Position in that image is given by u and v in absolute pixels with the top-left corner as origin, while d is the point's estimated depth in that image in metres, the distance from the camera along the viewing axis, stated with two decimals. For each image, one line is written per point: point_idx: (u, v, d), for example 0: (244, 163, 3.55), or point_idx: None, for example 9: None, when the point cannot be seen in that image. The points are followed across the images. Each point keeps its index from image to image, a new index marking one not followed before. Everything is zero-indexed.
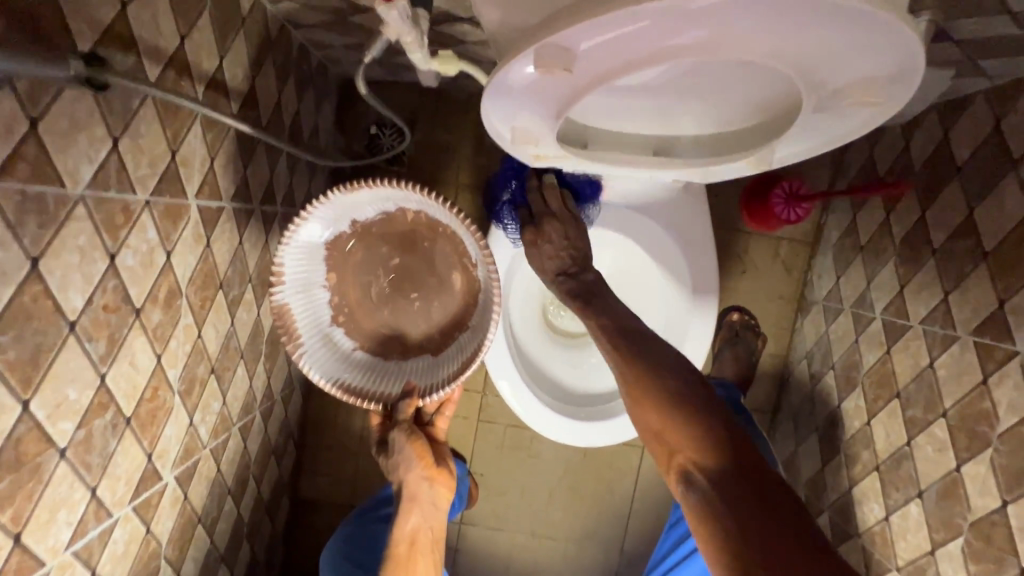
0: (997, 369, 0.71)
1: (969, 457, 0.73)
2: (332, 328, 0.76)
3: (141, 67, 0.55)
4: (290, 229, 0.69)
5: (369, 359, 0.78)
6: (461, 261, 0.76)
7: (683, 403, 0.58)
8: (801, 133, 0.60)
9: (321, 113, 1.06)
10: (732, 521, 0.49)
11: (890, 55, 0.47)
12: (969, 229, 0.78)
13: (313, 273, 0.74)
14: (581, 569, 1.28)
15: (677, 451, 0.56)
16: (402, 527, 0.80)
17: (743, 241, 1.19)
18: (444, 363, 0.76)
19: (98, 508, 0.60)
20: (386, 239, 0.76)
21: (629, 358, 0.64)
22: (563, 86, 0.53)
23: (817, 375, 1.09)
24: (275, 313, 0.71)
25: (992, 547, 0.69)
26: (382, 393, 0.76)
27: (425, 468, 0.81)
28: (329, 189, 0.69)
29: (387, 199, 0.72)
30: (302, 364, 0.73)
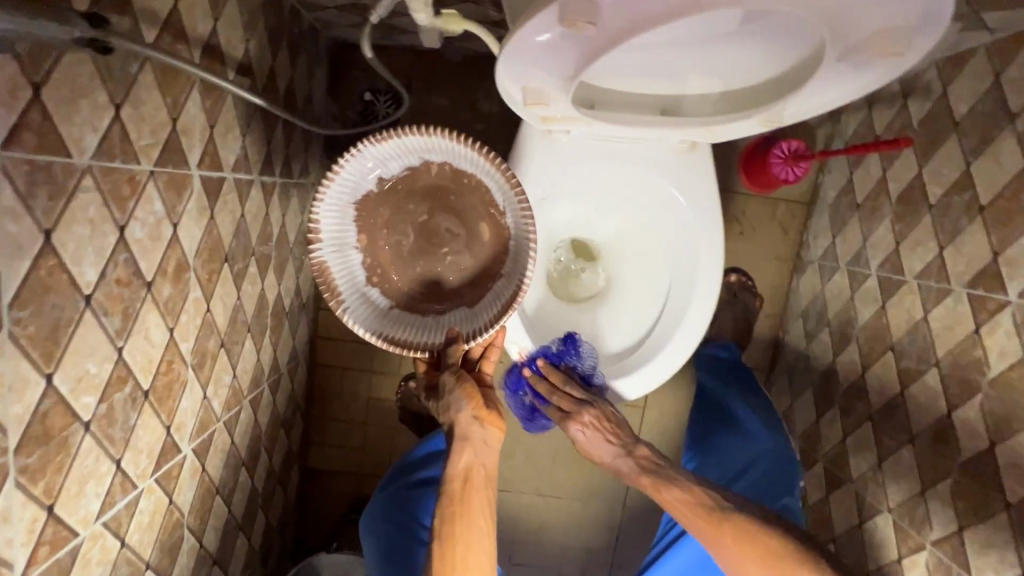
0: (990, 319, 0.74)
1: (960, 403, 0.77)
2: (368, 288, 0.75)
3: (138, 30, 0.53)
4: (323, 186, 0.69)
5: (406, 315, 0.77)
6: (489, 212, 0.74)
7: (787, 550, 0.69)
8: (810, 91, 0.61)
9: (313, 79, 1.03)
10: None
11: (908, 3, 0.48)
12: (966, 184, 0.80)
13: (346, 231, 0.73)
14: (586, 524, 1.33)
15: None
16: (456, 464, 0.77)
17: (741, 203, 1.20)
18: (484, 311, 0.76)
19: (123, 480, 0.61)
20: (413, 197, 0.74)
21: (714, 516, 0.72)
22: (584, 40, 0.52)
23: (812, 332, 1.12)
24: (315, 268, 0.70)
25: (980, 485, 0.73)
26: (426, 342, 0.76)
27: (477, 408, 0.77)
28: (358, 142, 0.68)
29: (412, 152, 0.71)
30: (346, 319, 0.72)
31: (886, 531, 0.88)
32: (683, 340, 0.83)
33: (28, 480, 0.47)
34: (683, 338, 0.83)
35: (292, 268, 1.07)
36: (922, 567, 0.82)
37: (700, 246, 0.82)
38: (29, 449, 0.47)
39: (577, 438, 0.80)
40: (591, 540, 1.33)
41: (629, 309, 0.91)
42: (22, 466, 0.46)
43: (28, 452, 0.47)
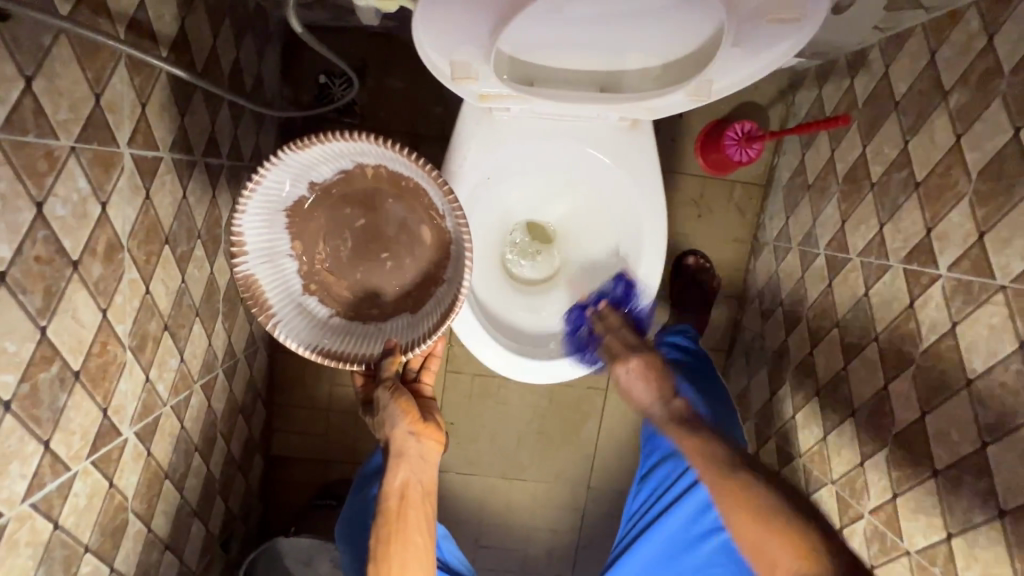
0: (922, 292, 0.76)
1: (895, 375, 0.79)
2: (305, 297, 0.76)
3: (49, 0, 0.51)
4: (243, 197, 0.66)
5: (344, 323, 0.77)
6: (429, 216, 0.76)
7: (778, 516, 0.59)
8: (731, 59, 0.60)
9: (263, 60, 1.01)
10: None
11: None
12: (904, 162, 0.81)
13: (276, 239, 0.73)
14: (550, 506, 1.34)
15: (779, 563, 0.58)
16: (391, 482, 0.77)
17: (699, 186, 1.21)
18: (424, 319, 0.76)
19: (53, 462, 0.60)
20: (348, 201, 0.76)
21: (721, 472, 0.67)
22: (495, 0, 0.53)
23: (767, 312, 1.14)
24: (242, 283, 0.69)
25: (911, 453, 0.75)
26: (364, 354, 0.75)
27: (413, 423, 0.76)
28: (279, 150, 0.67)
29: (342, 156, 0.71)
30: (277, 333, 0.71)
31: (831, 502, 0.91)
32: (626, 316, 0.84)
33: None
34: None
35: None
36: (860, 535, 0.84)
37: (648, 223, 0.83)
38: None
39: (620, 378, 0.82)
40: (557, 522, 1.35)
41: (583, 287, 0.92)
42: None
43: None
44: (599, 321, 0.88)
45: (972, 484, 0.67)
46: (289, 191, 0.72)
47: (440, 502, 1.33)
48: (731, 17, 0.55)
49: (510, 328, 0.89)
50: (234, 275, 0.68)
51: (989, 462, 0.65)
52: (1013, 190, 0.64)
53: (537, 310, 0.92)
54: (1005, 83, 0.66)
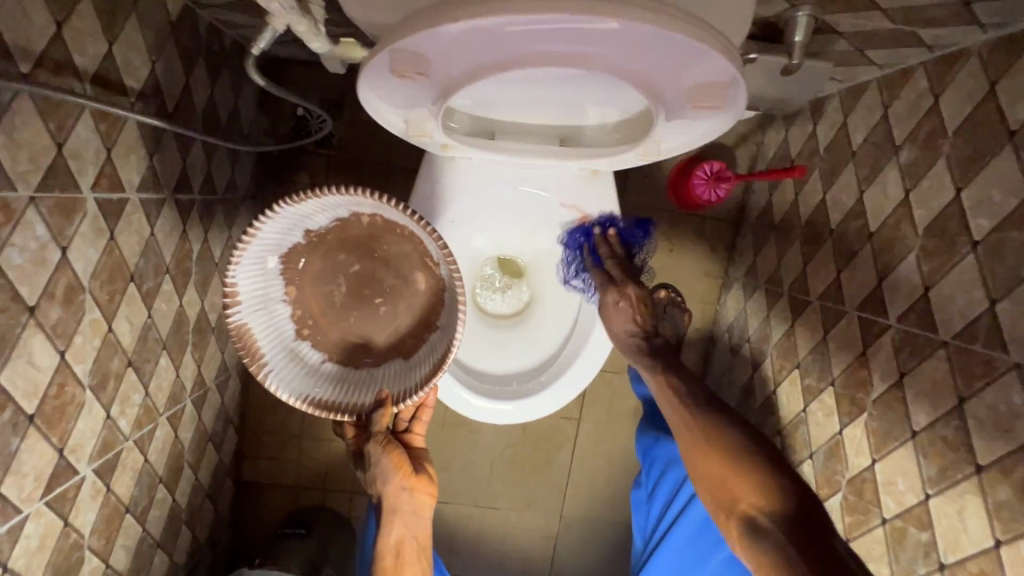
0: (874, 341, 0.77)
1: (849, 421, 0.80)
2: (298, 343, 0.78)
3: (11, 59, 0.53)
4: (239, 248, 0.69)
5: (338, 371, 0.79)
6: (424, 262, 0.78)
7: (753, 463, 0.59)
8: (671, 131, 0.62)
9: (240, 94, 1.03)
10: (779, 566, 0.51)
11: (708, 66, 0.50)
12: (858, 211, 0.83)
13: (269, 287, 0.75)
14: (522, 537, 1.34)
15: (739, 498, 0.58)
16: (386, 538, 0.78)
17: (672, 221, 1.23)
18: (417, 368, 0.77)
19: (4, 505, 0.61)
20: (345, 247, 0.78)
21: (688, 402, 0.65)
22: (434, 83, 0.55)
23: (736, 347, 1.16)
24: (233, 332, 0.71)
25: (862, 499, 0.77)
26: (357, 404, 0.76)
27: (405, 477, 0.77)
28: (277, 204, 0.69)
29: (339, 206, 0.73)
30: (268, 383, 0.73)
31: None
32: (592, 351, 0.86)
33: None
34: (591, 353, 0.86)
35: (219, 282, 1.06)
36: None
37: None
38: None
39: (608, 306, 0.75)
40: (529, 550, 1.35)
41: (548, 324, 0.94)
42: None
43: None
44: (607, 249, 0.79)
45: (916, 535, 0.68)
46: (284, 241, 0.74)
47: None
48: (661, 102, 0.56)
49: (476, 369, 0.91)
50: (227, 324, 0.71)
51: (932, 514, 0.66)
52: (955, 248, 0.66)
53: (502, 348, 0.94)
54: (947, 144, 0.69)
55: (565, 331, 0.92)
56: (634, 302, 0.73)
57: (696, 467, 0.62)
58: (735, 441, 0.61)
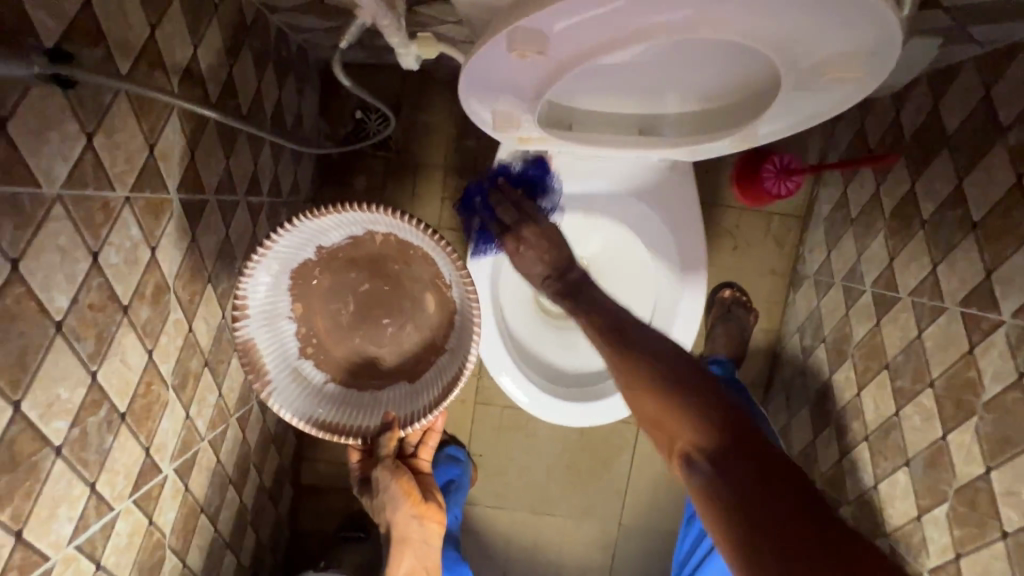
0: (983, 339, 0.71)
1: (955, 426, 0.74)
2: (301, 361, 0.75)
3: (111, 60, 0.54)
4: (252, 258, 0.67)
5: (341, 392, 0.77)
6: (435, 283, 0.74)
7: (681, 393, 0.55)
8: (786, 108, 0.58)
9: (303, 98, 1.04)
10: (715, 495, 0.48)
11: (867, 32, 0.44)
12: (958, 199, 0.78)
13: (278, 303, 0.73)
14: (580, 546, 1.31)
15: (676, 437, 0.53)
16: (397, 568, 0.82)
17: (735, 217, 1.19)
18: (423, 393, 0.76)
19: (98, 503, 0.61)
20: (356, 265, 0.75)
21: (614, 346, 0.61)
22: (542, 67, 0.50)
23: (808, 349, 1.10)
24: (239, 348, 0.69)
25: (976, 511, 0.71)
26: (362, 427, 0.75)
27: (413, 505, 0.81)
28: (295, 217, 0.67)
29: (354, 223, 0.71)
30: (273, 403, 0.71)
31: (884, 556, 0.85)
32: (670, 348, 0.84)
33: None
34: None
35: None
36: None
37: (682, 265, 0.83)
38: None
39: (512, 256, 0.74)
40: (587, 558, 1.31)
41: None
42: None
43: None
44: (500, 196, 0.75)
45: None
46: (298, 255, 0.72)
47: (467, 536, 1.31)
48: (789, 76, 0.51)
49: (547, 369, 0.90)
50: (234, 339, 0.69)
51: None
52: None
53: (569, 348, 0.92)
54: None
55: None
56: (536, 247, 0.72)
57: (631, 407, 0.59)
58: (684, 373, 0.57)
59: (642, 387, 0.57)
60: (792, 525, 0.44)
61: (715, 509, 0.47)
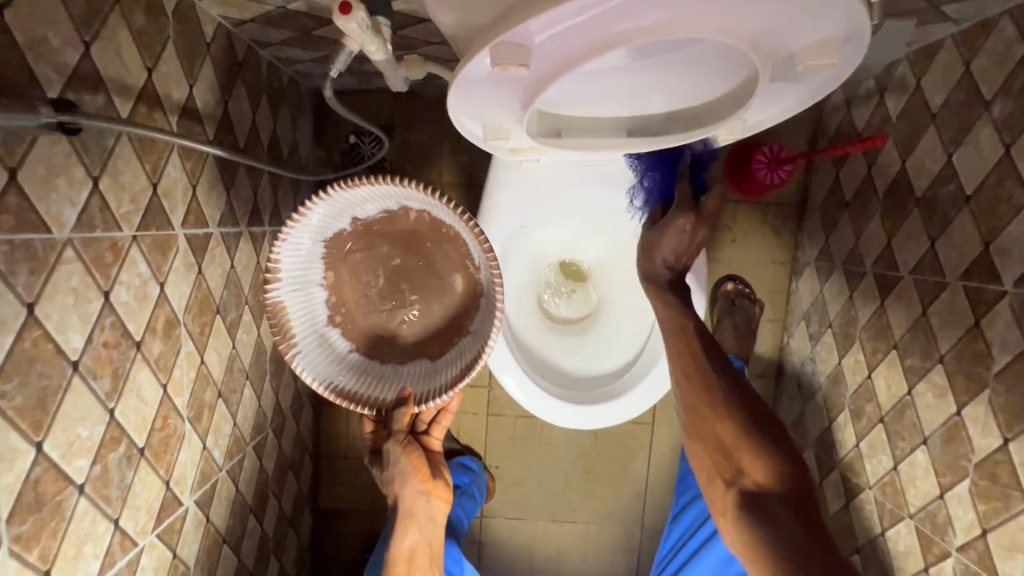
0: (987, 311, 0.71)
1: (968, 400, 0.74)
2: (328, 329, 0.76)
3: (112, 105, 0.56)
4: (287, 225, 0.68)
5: (363, 362, 0.78)
6: (465, 264, 0.76)
7: (769, 448, 0.64)
8: (767, 99, 0.59)
9: (297, 128, 1.07)
10: (770, 535, 0.59)
11: (830, 16, 0.46)
12: (949, 175, 0.78)
13: (311, 269, 0.73)
14: (603, 551, 1.30)
15: (743, 474, 0.65)
16: (399, 546, 0.80)
17: (731, 210, 1.20)
18: (443, 371, 0.76)
19: (123, 539, 0.62)
20: (389, 239, 0.76)
21: (710, 381, 0.71)
22: (528, 77, 0.52)
23: (815, 336, 1.10)
24: (270, 310, 0.70)
25: (998, 485, 0.69)
26: (380, 399, 0.76)
27: (423, 482, 0.80)
28: (328, 186, 0.68)
29: (388, 197, 0.72)
30: (295, 365, 0.72)
31: (910, 538, 0.84)
32: None
33: (22, 547, 0.49)
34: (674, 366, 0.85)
35: None
36: None
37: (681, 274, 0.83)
38: (22, 517, 0.48)
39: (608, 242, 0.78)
40: (612, 563, 1.30)
41: (612, 334, 0.92)
42: (16, 534, 0.48)
43: (21, 520, 0.48)
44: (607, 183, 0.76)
45: None
46: (333, 226, 0.72)
47: (489, 549, 1.30)
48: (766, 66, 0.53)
49: (557, 372, 0.90)
50: (266, 300, 0.70)
51: None
52: None
53: (578, 351, 0.92)
54: None
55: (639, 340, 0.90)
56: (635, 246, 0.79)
57: (704, 442, 0.70)
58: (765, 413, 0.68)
59: (724, 417, 0.68)
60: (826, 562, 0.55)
61: (756, 538, 0.60)
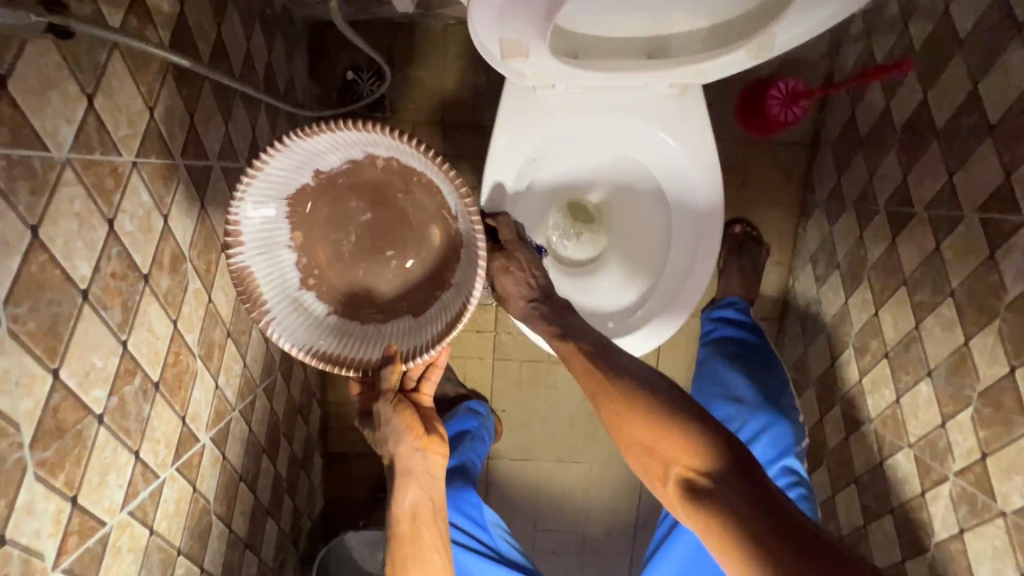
0: (1004, 242, 0.71)
1: (977, 331, 0.75)
2: (302, 293, 0.73)
3: (100, 16, 0.52)
4: (245, 181, 0.64)
5: (340, 324, 0.75)
6: (442, 215, 0.73)
7: (678, 419, 0.63)
8: (800, 12, 0.58)
9: (292, 61, 1.01)
10: (727, 515, 0.55)
11: None
12: (974, 104, 0.76)
13: (274, 231, 0.70)
14: (607, 489, 1.34)
15: (676, 461, 0.62)
16: (402, 503, 0.81)
17: (741, 150, 1.18)
18: (427, 327, 0.74)
19: (144, 471, 0.62)
20: (357, 192, 0.72)
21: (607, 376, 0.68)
22: None
23: (822, 277, 1.10)
24: (235, 276, 0.67)
25: (1000, 411, 0.71)
26: (363, 359, 0.73)
27: (417, 438, 0.80)
28: (285, 135, 0.65)
29: (351, 146, 0.69)
30: (272, 332, 0.69)
31: (908, 466, 0.87)
32: (688, 292, 0.81)
33: (47, 472, 0.48)
34: (687, 293, 0.81)
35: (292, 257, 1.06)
36: (946, 499, 0.80)
37: (698, 195, 0.81)
38: (45, 442, 0.48)
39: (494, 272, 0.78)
40: (615, 501, 1.35)
41: (632, 265, 0.89)
42: (40, 460, 0.48)
43: (44, 445, 0.48)
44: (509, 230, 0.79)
45: None
46: (292, 180, 0.69)
47: (497, 488, 1.34)
48: None
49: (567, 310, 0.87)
50: (229, 267, 0.66)
51: None
52: None
53: (586, 291, 0.90)
54: None
55: (659, 270, 0.86)
56: (526, 267, 0.77)
57: (627, 444, 0.66)
58: (665, 396, 0.66)
59: (636, 412, 0.65)
60: (784, 526, 0.54)
61: (716, 528, 0.56)
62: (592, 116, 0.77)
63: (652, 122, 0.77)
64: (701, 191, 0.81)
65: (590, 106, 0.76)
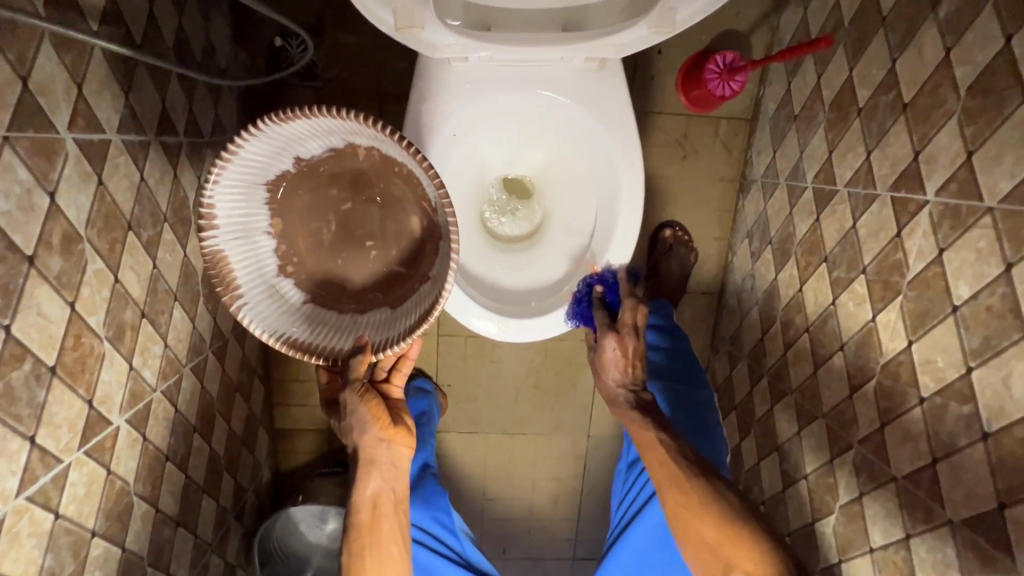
0: (910, 221, 0.73)
1: (882, 307, 0.78)
2: (279, 280, 0.73)
3: None
4: (219, 164, 0.63)
5: (316, 312, 0.75)
6: (420, 205, 0.74)
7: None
8: None
9: (212, 25, 0.96)
10: None
11: None
12: (891, 83, 0.77)
13: (252, 216, 0.69)
14: (553, 458, 1.38)
15: None
16: (363, 493, 0.76)
17: (683, 124, 1.17)
18: (402, 319, 0.73)
19: (43, 456, 0.61)
20: (336, 181, 0.74)
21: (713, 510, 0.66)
22: None
23: (757, 252, 1.12)
24: (208, 259, 0.66)
25: (898, 382, 0.75)
26: (334, 348, 0.72)
27: (383, 429, 0.75)
28: (260, 120, 0.63)
29: (333, 133, 0.69)
30: (242, 316, 0.68)
31: (820, 436, 0.90)
32: (611, 258, 0.82)
33: None
34: (618, 249, 0.82)
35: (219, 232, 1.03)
36: (849, 465, 0.84)
37: (619, 166, 0.79)
38: None
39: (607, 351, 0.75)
40: (562, 470, 1.38)
41: (562, 239, 0.89)
42: None
43: None
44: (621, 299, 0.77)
45: (957, 409, 0.66)
46: (273, 164, 0.69)
47: (445, 460, 1.37)
48: None
49: (497, 289, 0.86)
50: (203, 250, 0.65)
51: (974, 386, 0.64)
52: (1004, 103, 0.60)
53: (518, 268, 0.90)
54: None
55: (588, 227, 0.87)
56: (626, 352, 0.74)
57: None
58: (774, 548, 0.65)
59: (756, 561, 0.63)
60: None
61: None
62: (514, 89, 0.75)
63: (573, 95, 0.76)
64: (623, 159, 0.78)
65: (508, 77, 0.75)
